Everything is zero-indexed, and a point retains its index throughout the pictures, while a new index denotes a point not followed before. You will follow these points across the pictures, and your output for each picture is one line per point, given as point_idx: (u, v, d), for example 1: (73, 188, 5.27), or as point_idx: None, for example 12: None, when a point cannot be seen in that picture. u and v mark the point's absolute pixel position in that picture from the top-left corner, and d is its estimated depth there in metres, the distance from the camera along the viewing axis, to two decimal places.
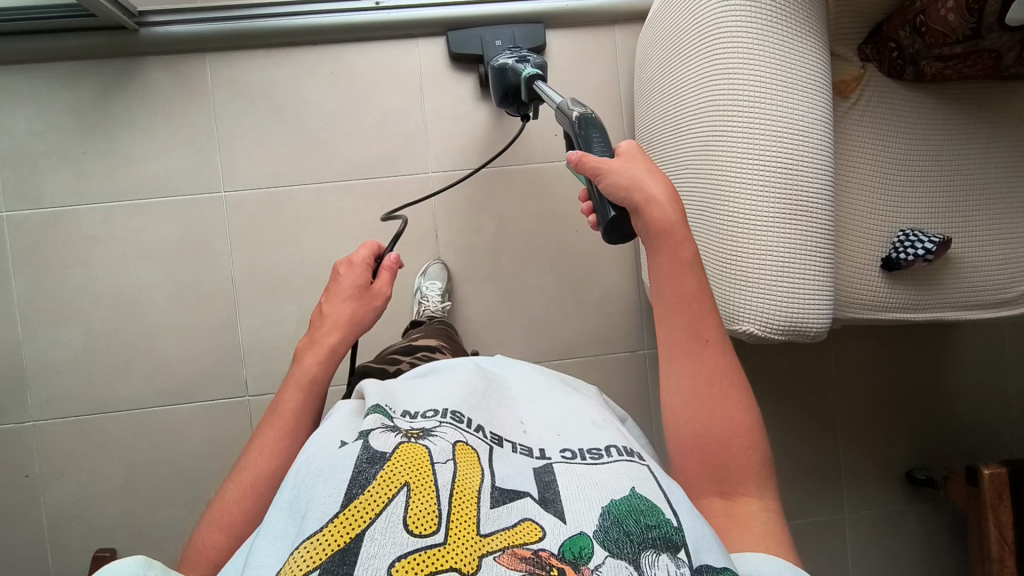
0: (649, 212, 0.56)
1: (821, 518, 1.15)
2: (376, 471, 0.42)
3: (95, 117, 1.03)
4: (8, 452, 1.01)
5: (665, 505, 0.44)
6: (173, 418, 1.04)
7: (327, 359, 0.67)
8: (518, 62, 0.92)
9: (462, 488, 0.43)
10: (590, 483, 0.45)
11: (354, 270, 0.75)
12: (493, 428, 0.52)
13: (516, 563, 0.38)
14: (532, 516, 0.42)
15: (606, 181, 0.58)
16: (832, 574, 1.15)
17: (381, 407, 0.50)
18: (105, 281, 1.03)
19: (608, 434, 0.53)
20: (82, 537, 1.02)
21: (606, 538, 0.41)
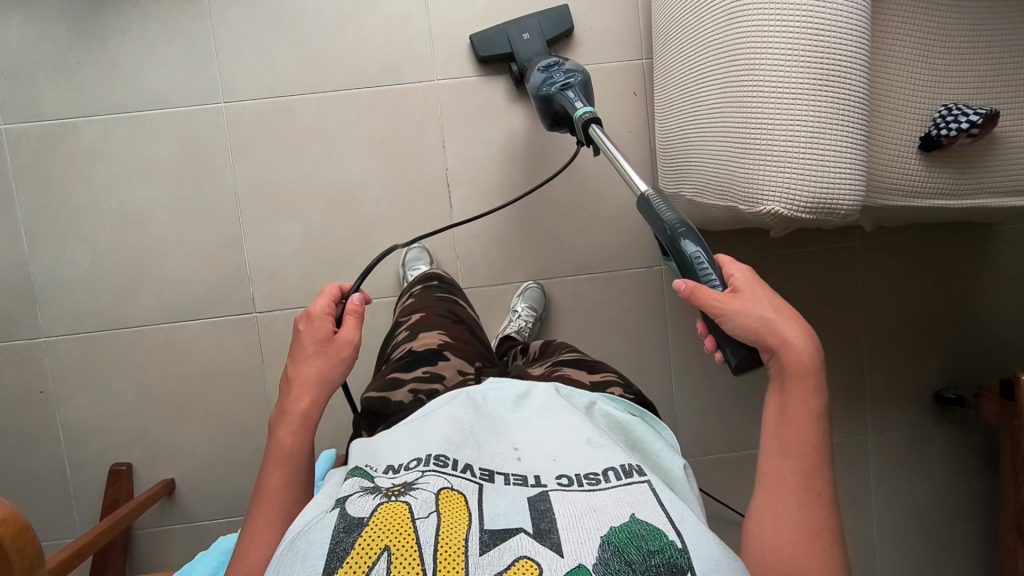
0: (782, 355, 0.53)
1: (845, 440, 1.12)
2: (353, 540, 0.42)
3: (88, 25, 0.99)
4: (21, 368, 1.01)
5: (663, 526, 0.44)
6: (182, 335, 1.03)
7: (304, 428, 0.60)
8: (562, 91, 0.84)
9: (446, 538, 0.42)
10: (588, 510, 0.45)
11: (314, 322, 0.64)
12: (483, 462, 0.50)
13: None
14: (527, 553, 0.41)
15: (731, 327, 0.54)
16: (854, 495, 1.12)
17: (361, 469, 0.49)
18: (107, 196, 1.01)
19: (608, 452, 0.52)
20: (99, 452, 1.03)
21: (607, 571, 0.41)
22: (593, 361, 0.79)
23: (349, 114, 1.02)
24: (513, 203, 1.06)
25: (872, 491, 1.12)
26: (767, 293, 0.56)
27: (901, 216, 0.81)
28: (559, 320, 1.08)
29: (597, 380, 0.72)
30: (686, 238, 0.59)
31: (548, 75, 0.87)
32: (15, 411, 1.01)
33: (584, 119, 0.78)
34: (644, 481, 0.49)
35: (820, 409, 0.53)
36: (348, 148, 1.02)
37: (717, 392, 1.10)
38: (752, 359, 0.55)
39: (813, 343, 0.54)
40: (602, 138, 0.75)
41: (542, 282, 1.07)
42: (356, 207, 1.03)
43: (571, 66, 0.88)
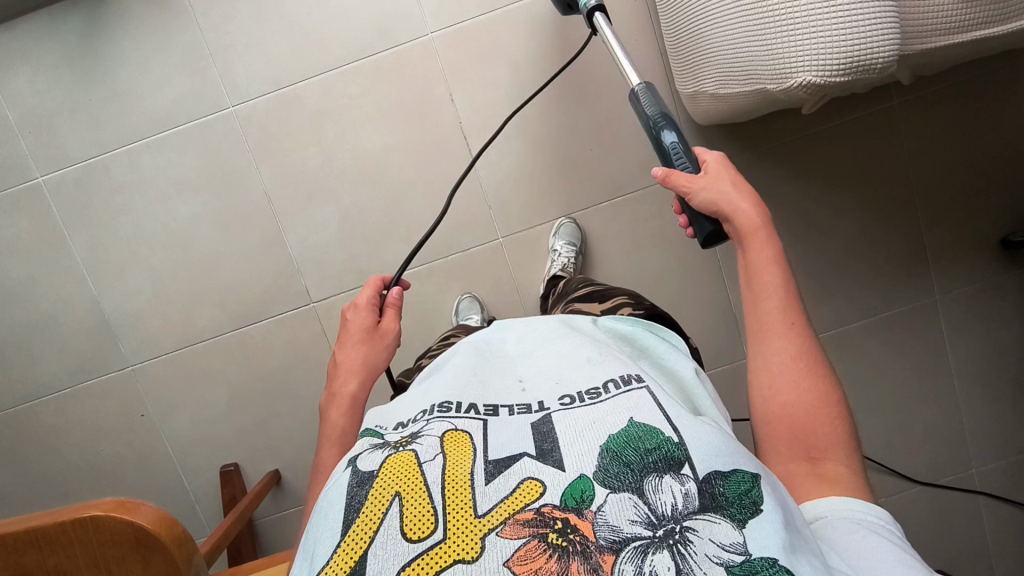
0: (736, 220, 0.56)
1: (912, 305, 1.10)
2: (366, 491, 0.39)
3: (88, 61, 1.01)
4: (119, 396, 1.09)
5: (662, 423, 0.40)
6: (252, 337, 1.08)
7: (354, 408, 0.59)
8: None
9: (453, 478, 0.39)
10: (586, 422, 0.42)
11: (360, 312, 0.66)
12: (488, 400, 0.47)
13: (520, 531, 0.35)
14: (532, 475, 0.38)
15: (698, 198, 0.59)
16: (931, 358, 1.11)
17: (371, 429, 0.46)
18: (151, 221, 1.05)
19: (608, 366, 0.47)
20: (207, 458, 1.11)
21: (607, 476, 0.38)
22: (607, 291, 0.78)
23: (354, 89, 1.03)
24: (533, 139, 1.05)
25: (948, 350, 1.11)
26: (721, 172, 0.60)
27: (938, 59, 0.76)
28: (603, 247, 1.08)
29: (607, 306, 0.71)
30: (665, 128, 0.66)
31: None
32: (123, 436, 1.09)
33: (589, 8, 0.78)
34: (643, 387, 0.44)
35: (777, 252, 0.54)
36: (361, 122, 1.03)
37: None
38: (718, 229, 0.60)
39: (766, 211, 0.56)
40: (607, 32, 0.76)
41: (576, 215, 1.07)
42: (382, 180, 1.05)
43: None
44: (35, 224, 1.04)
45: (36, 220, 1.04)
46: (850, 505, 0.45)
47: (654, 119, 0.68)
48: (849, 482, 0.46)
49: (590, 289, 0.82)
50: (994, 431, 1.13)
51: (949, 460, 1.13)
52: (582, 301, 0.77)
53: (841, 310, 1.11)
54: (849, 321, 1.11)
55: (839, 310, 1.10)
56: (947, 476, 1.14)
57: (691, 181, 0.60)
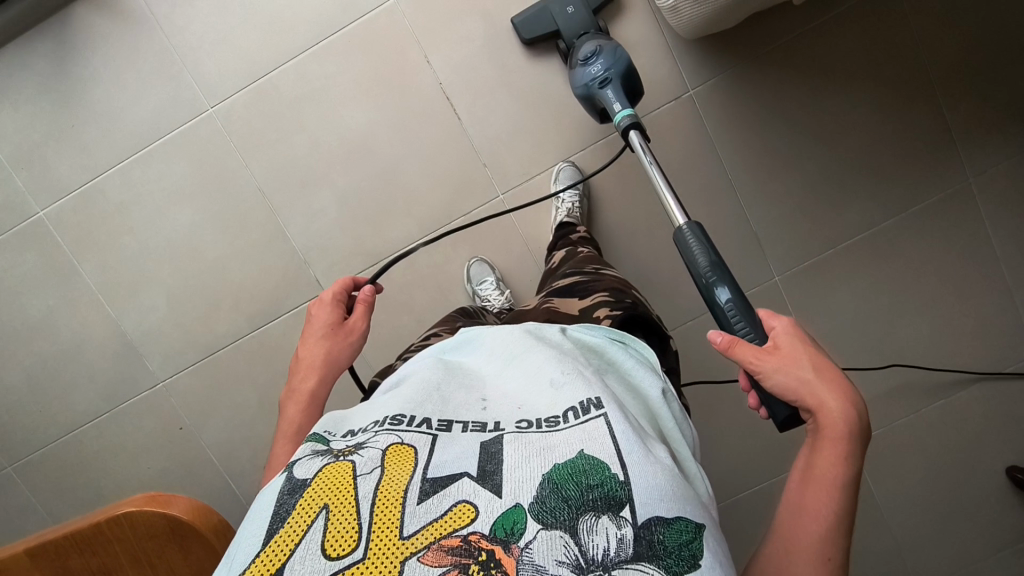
0: (820, 415, 0.46)
1: (942, 194, 1.04)
2: (295, 501, 0.38)
3: (64, 86, 1.01)
4: (155, 414, 1.10)
5: (610, 456, 0.39)
6: (272, 336, 1.08)
7: (310, 405, 0.59)
8: (601, 88, 0.84)
9: (386, 492, 0.37)
10: (538, 448, 0.40)
11: (326, 307, 0.66)
12: (444, 414, 0.45)
13: (442, 558, 0.34)
14: (466, 497, 0.37)
15: (771, 381, 0.49)
16: (972, 246, 1.05)
17: (318, 434, 0.44)
18: (154, 236, 1.05)
19: (571, 389, 0.45)
20: (249, 461, 1.11)
21: (542, 509, 0.36)
22: (590, 283, 0.72)
23: (327, 68, 1.00)
24: (516, 90, 1.01)
25: (990, 235, 1.04)
26: (803, 351, 0.50)
27: None
28: (606, 188, 1.04)
29: (584, 306, 0.66)
30: (719, 285, 0.57)
31: (587, 64, 0.86)
32: (166, 452, 1.11)
33: (623, 126, 0.78)
34: (602, 415, 0.42)
35: (851, 473, 0.45)
36: (341, 100, 1.01)
37: (790, 196, 1.05)
38: (795, 418, 0.49)
39: (856, 412, 0.46)
40: (643, 151, 0.75)
41: (573, 158, 1.03)
42: (373, 156, 1.02)
43: (611, 50, 0.86)
44: (44, 259, 1.06)
45: (45, 254, 1.06)
46: None
47: (704, 273, 0.59)
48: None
49: (574, 278, 0.76)
50: None
51: (1008, 350, 1.07)
52: (561, 297, 0.71)
53: (866, 212, 1.05)
54: (876, 221, 1.05)
55: (864, 213, 1.05)
56: (1009, 367, 1.07)
57: (763, 355, 0.50)
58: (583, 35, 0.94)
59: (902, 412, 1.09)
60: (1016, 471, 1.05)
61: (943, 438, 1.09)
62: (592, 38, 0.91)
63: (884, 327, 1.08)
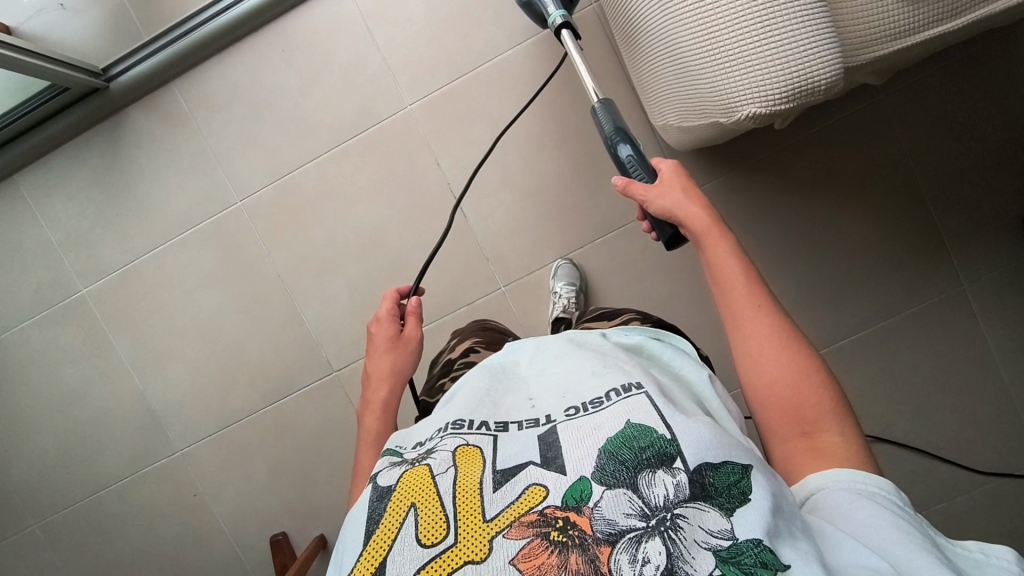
0: (690, 223, 0.60)
1: (938, 297, 1.06)
2: (385, 505, 0.43)
3: (112, 181, 1.12)
4: (174, 480, 1.17)
5: (655, 422, 0.43)
6: (284, 411, 1.14)
7: (385, 411, 0.65)
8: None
9: (464, 487, 0.42)
10: (588, 427, 0.44)
11: (382, 324, 0.72)
12: (499, 416, 0.49)
13: (525, 531, 0.38)
14: (535, 480, 0.41)
15: (656, 207, 0.63)
16: (969, 349, 1.06)
17: (393, 450, 0.49)
18: (182, 315, 1.14)
19: (611, 375, 0.49)
20: (257, 529, 1.16)
21: (603, 474, 0.40)
22: (616, 312, 0.82)
23: (346, 168, 1.09)
24: (519, 191, 1.08)
25: (987, 341, 1.05)
26: (667, 183, 0.64)
27: (902, 57, 0.74)
28: (603, 282, 1.08)
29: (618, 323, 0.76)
30: (621, 142, 0.69)
31: None
32: (181, 517, 1.17)
33: (555, 26, 0.78)
34: (643, 392, 0.46)
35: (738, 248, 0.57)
36: (356, 198, 1.10)
37: (784, 295, 1.08)
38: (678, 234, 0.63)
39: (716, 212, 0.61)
40: (574, 49, 0.76)
41: (571, 256, 1.09)
42: (384, 248, 1.10)
43: None
44: (82, 332, 1.15)
45: (83, 328, 1.15)
46: (853, 475, 0.45)
47: (609, 136, 0.70)
48: (844, 452, 0.47)
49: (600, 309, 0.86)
50: None
51: (1010, 454, 1.06)
52: (594, 321, 0.81)
53: (861, 311, 1.07)
54: (871, 322, 1.07)
55: (858, 312, 1.07)
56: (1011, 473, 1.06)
57: (647, 194, 0.64)
58: None
59: None
60: None
61: None
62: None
63: (881, 427, 1.08)
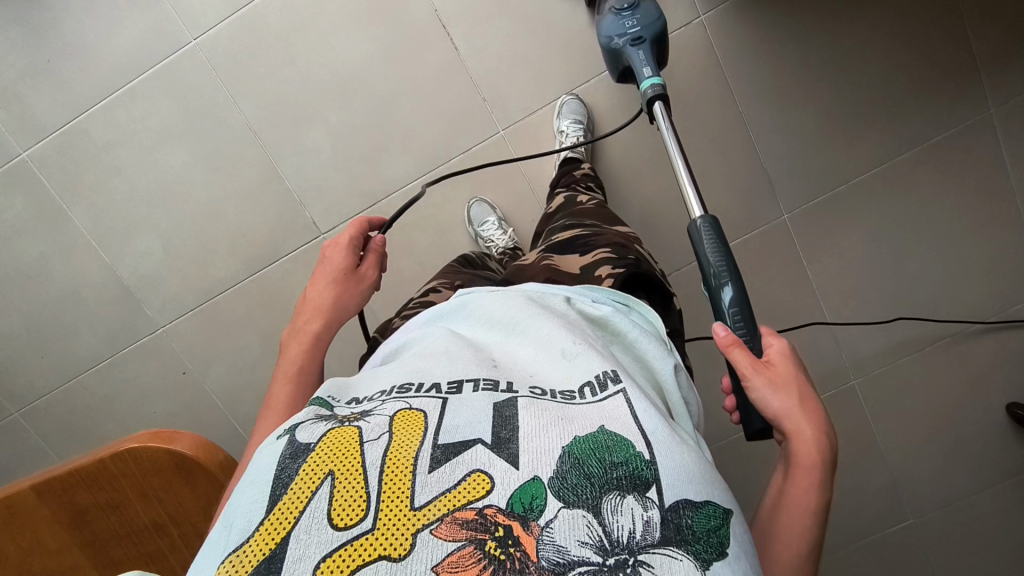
0: (796, 445, 0.44)
1: (961, 124, 1.01)
2: (298, 466, 0.34)
3: (37, 18, 0.96)
4: (159, 359, 1.10)
5: (634, 435, 0.35)
6: (271, 280, 1.06)
7: (314, 349, 0.56)
8: (631, 46, 0.76)
9: (395, 461, 0.33)
10: (554, 418, 0.36)
11: (338, 250, 0.63)
12: (454, 373, 0.40)
13: (456, 533, 0.29)
14: (481, 466, 0.33)
15: (756, 393, 0.45)
16: (987, 179, 1.02)
17: (322, 398, 0.40)
18: (144, 177, 1.02)
19: (585, 360, 0.42)
20: (254, 404, 1.12)
21: (563, 486, 0.32)
22: (590, 237, 0.68)
23: None
24: (518, 20, 0.97)
25: (1008, 168, 1.01)
26: (789, 376, 0.46)
27: None
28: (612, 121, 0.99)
29: (586, 263, 0.63)
30: (727, 285, 0.52)
31: (620, 16, 0.78)
32: (172, 396, 1.12)
33: (647, 97, 0.70)
34: (621, 390, 0.39)
35: (821, 503, 0.43)
36: (333, 32, 0.97)
37: (802, 128, 1.03)
38: (765, 433, 0.47)
39: (831, 446, 0.44)
40: (664, 125, 0.67)
41: (578, 91, 0.98)
42: (368, 90, 0.99)
43: (649, 8, 0.77)
44: (30, 201, 1.03)
45: (31, 197, 1.02)
46: None
47: (715, 271, 0.53)
48: None
49: (573, 231, 0.71)
50: None
51: (1017, 286, 1.05)
52: (559, 254, 0.67)
53: (879, 143, 1.03)
54: (887, 157, 1.03)
55: (876, 146, 1.03)
56: (1016, 305, 1.05)
57: (757, 366, 0.46)
58: None
59: (908, 351, 1.08)
60: (1014, 407, 1.04)
61: (947, 376, 1.08)
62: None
63: (895, 266, 1.06)
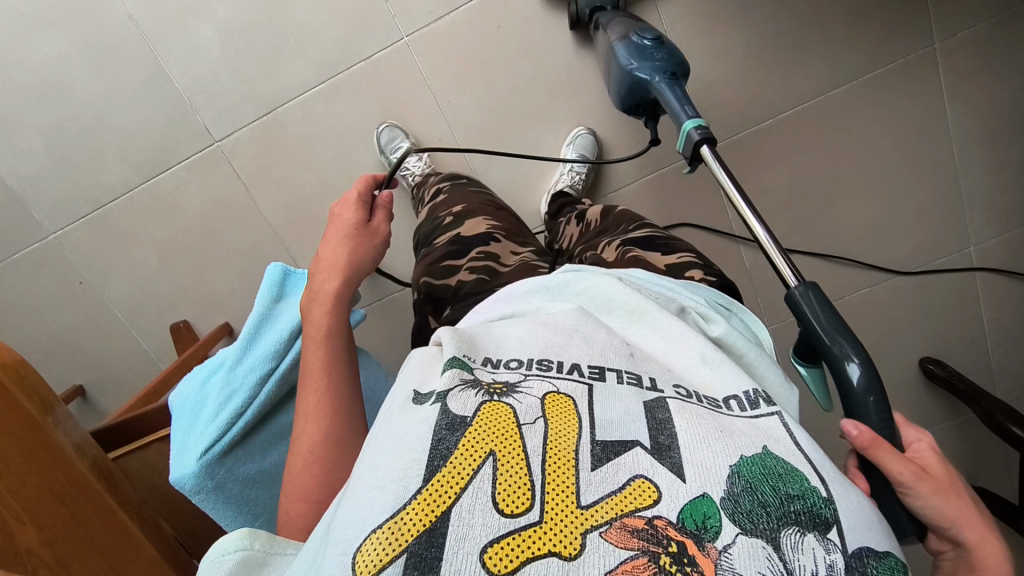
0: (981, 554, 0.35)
1: (905, 57, 0.94)
2: (455, 440, 0.30)
3: None
4: (51, 268, 1.05)
5: (806, 466, 0.30)
6: (166, 189, 1.01)
7: (336, 307, 0.52)
8: (663, 84, 0.65)
9: (557, 451, 0.30)
10: (714, 428, 0.31)
11: (348, 209, 0.58)
12: (593, 360, 0.37)
13: (628, 541, 0.26)
14: (644, 472, 0.29)
15: (920, 506, 0.35)
16: (926, 119, 0.96)
17: (460, 359, 0.36)
18: (18, 69, 0.95)
19: (729, 371, 0.38)
20: (157, 317, 1.09)
21: (737, 509, 0.28)
22: (670, 239, 0.63)
23: None
24: None
25: (948, 109, 0.96)
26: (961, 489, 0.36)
27: None
28: (525, 32, 0.93)
29: (671, 262, 0.58)
30: (856, 363, 0.38)
31: (648, 40, 0.71)
32: (69, 307, 1.08)
33: (693, 142, 0.55)
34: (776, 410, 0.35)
35: None
36: None
37: (733, 53, 0.95)
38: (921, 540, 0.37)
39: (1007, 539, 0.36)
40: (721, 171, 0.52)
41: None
42: None
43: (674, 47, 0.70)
44: None
45: None
46: None
47: (838, 343, 0.39)
48: None
49: (647, 229, 0.66)
50: (1002, 197, 0.99)
51: (946, 237, 1.01)
52: (642, 249, 0.62)
53: (817, 73, 0.96)
54: (825, 90, 0.96)
55: (812, 77, 0.96)
56: (943, 256, 1.02)
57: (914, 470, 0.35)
58: (598, 10, 0.86)
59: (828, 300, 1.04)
60: (929, 363, 1.03)
61: (866, 327, 1.05)
62: (618, 19, 0.80)
63: (823, 208, 1.01)
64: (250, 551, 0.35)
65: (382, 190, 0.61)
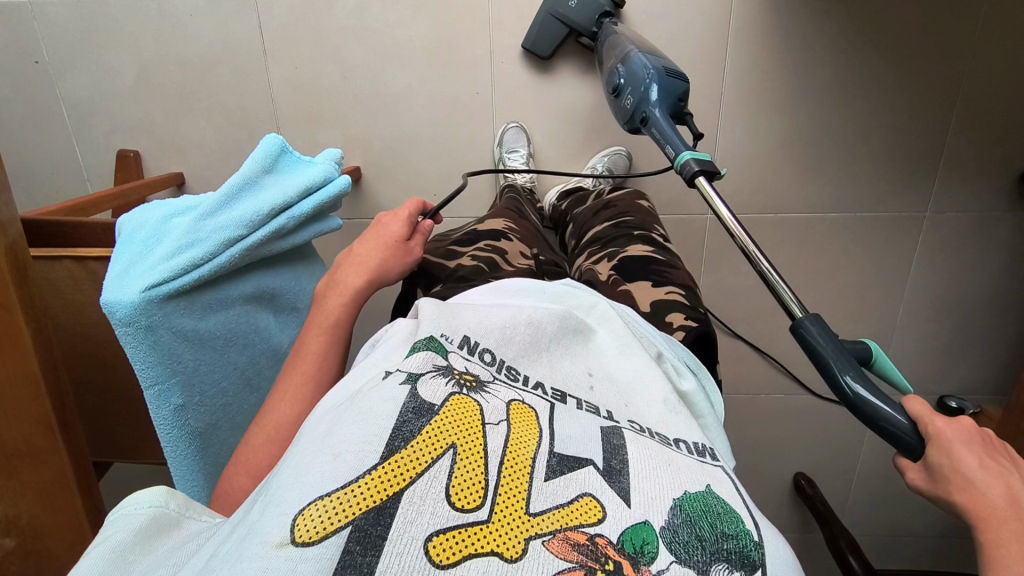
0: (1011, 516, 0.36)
1: (897, 215, 1.01)
2: (421, 424, 0.31)
3: None
4: (9, 31, 0.93)
5: (741, 509, 0.31)
6: (175, 9, 0.92)
7: (352, 302, 0.53)
8: (647, 119, 0.69)
9: (515, 453, 0.31)
10: (662, 461, 0.33)
11: (395, 222, 0.60)
12: (556, 384, 0.39)
13: (568, 552, 0.27)
14: (592, 489, 0.30)
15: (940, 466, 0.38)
16: (886, 273, 1.05)
17: (436, 342, 0.37)
18: None
19: (684, 417, 0.40)
20: (106, 135, 0.99)
21: (676, 539, 0.28)
22: (666, 267, 0.65)
23: None
24: None
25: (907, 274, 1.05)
26: (995, 461, 0.37)
27: None
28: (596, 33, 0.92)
29: (661, 295, 0.60)
30: (853, 377, 0.41)
31: (621, 93, 0.74)
32: (11, 81, 0.95)
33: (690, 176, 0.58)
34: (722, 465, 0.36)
35: None
36: None
37: (766, 142, 0.98)
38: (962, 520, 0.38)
39: None
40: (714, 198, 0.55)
41: None
42: None
43: (637, 61, 0.72)
44: None
45: None
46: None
47: (839, 360, 0.42)
48: None
49: (648, 249, 0.69)
50: (909, 362, 1.11)
51: None
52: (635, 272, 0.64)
53: (822, 194, 1.01)
54: (822, 211, 1.02)
55: (818, 195, 1.01)
56: None
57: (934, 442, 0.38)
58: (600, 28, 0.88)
59: (743, 391, 1.12)
60: (801, 480, 1.17)
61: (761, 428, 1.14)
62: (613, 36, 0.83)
63: None
64: (165, 509, 0.34)
65: (426, 219, 0.63)
